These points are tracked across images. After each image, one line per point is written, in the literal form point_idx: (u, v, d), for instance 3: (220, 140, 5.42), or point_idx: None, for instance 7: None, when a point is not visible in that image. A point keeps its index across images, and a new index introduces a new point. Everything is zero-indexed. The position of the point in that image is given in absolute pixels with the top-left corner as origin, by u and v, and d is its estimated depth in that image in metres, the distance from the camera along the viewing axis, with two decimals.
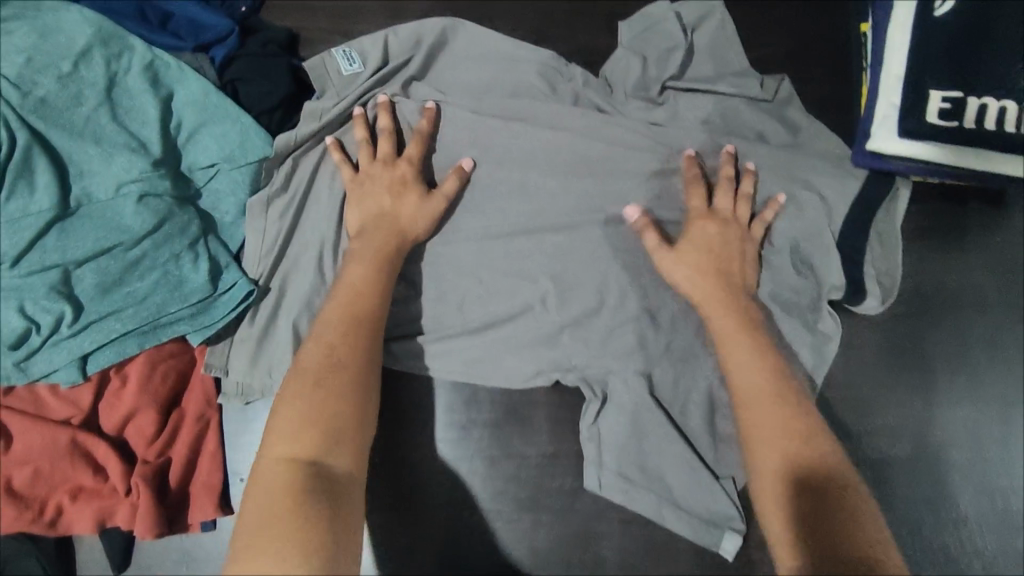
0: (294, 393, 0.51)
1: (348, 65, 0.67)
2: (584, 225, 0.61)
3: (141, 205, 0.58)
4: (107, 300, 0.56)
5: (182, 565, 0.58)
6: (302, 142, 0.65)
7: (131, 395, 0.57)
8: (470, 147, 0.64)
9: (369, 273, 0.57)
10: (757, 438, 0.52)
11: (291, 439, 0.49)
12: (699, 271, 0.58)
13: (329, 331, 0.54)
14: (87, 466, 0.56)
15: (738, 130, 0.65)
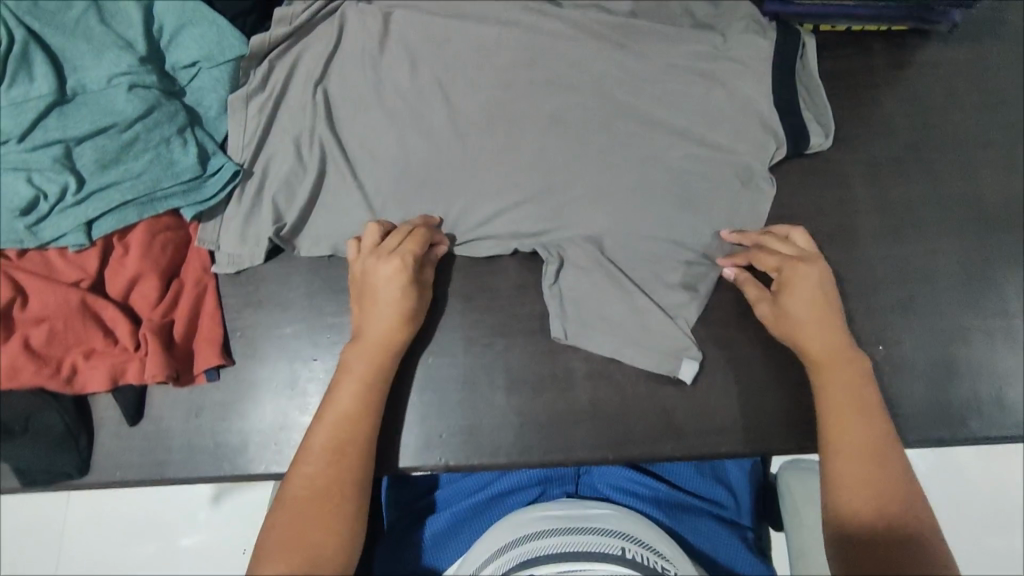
0: (314, 446, 0.53)
1: None
2: (534, 93, 0.68)
3: (131, 93, 0.64)
4: (106, 175, 0.62)
5: (189, 415, 0.63)
6: (275, 44, 0.70)
7: (133, 260, 0.63)
8: (427, 36, 0.71)
9: (384, 345, 0.58)
10: (839, 404, 0.55)
11: (291, 519, 0.50)
12: (810, 291, 0.58)
13: (351, 380, 0.56)
14: (97, 326, 0.61)
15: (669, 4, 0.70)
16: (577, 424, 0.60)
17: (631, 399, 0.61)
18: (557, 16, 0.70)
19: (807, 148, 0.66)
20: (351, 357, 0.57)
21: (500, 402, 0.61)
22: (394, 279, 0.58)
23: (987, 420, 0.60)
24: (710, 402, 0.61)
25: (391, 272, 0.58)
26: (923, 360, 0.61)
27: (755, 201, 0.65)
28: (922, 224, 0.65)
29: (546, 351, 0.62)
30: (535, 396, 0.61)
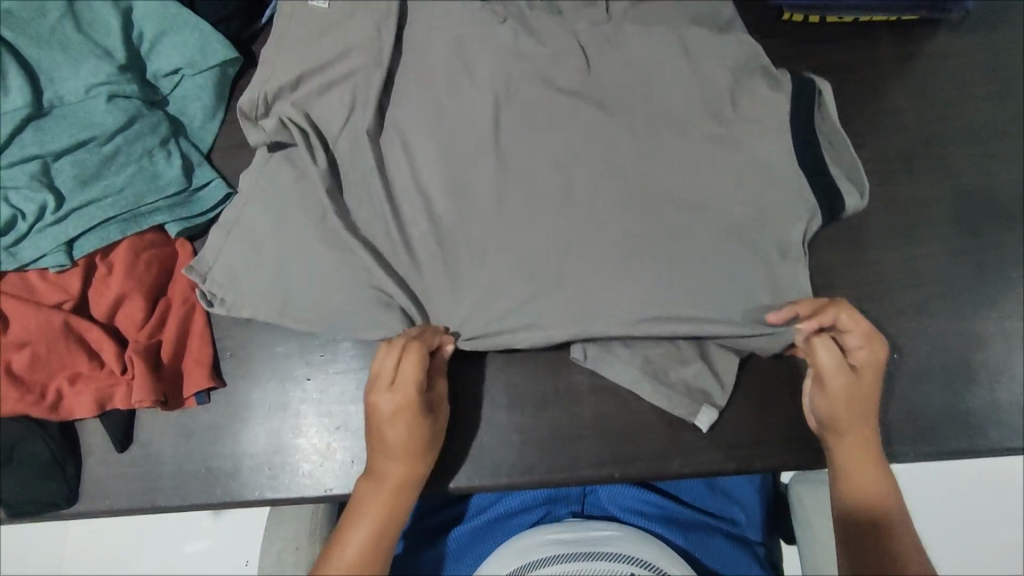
0: (335, 572, 0.50)
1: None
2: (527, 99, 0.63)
3: (111, 104, 0.61)
4: (86, 191, 0.60)
5: (180, 439, 0.61)
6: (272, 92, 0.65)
7: (117, 280, 0.60)
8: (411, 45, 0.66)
9: (407, 464, 0.53)
10: (865, 525, 0.50)
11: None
12: (860, 386, 0.54)
13: (360, 524, 0.52)
14: (81, 351, 0.59)
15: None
16: (581, 441, 0.58)
17: (636, 414, 0.59)
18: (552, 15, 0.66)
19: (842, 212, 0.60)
20: (388, 472, 0.53)
21: (501, 419, 0.59)
22: (402, 398, 0.53)
23: (1008, 427, 0.57)
24: (718, 415, 0.58)
25: (398, 380, 0.53)
26: (939, 366, 0.59)
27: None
28: (937, 222, 0.62)
29: (546, 365, 0.60)
30: (536, 413, 0.59)
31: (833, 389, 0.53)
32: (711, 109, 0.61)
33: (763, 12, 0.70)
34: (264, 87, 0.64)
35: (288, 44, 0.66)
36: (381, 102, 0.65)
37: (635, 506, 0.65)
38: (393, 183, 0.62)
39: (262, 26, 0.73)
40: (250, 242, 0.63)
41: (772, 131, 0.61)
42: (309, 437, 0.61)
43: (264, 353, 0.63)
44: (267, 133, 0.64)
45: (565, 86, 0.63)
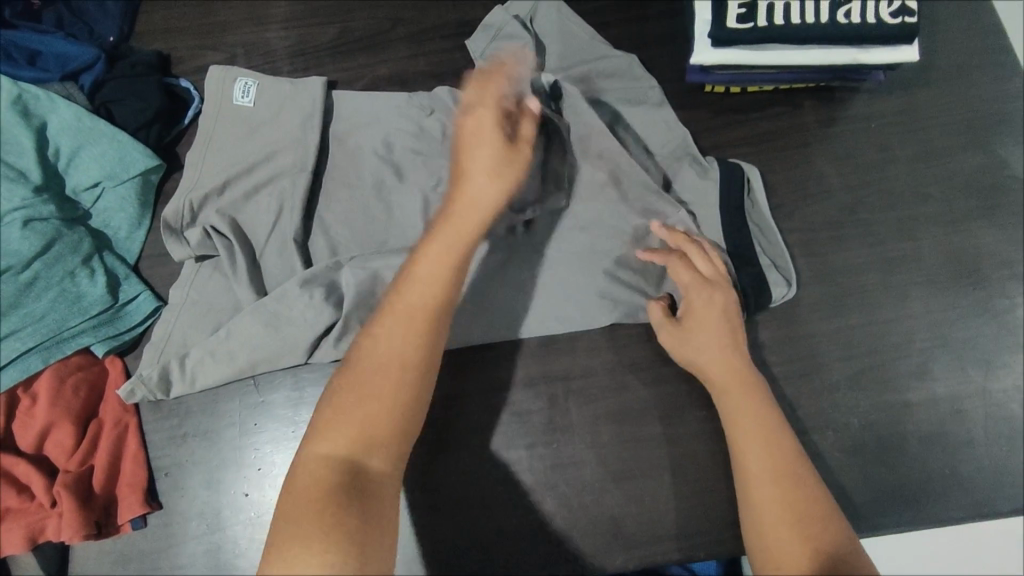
0: (364, 366, 0.49)
1: (241, 95, 0.68)
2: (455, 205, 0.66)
3: (27, 229, 0.60)
4: (5, 322, 0.59)
5: (117, 567, 0.60)
6: (201, 198, 0.65)
7: (43, 410, 0.59)
8: (343, 152, 0.69)
9: (442, 277, 0.52)
10: (739, 435, 0.54)
11: (336, 434, 0.47)
12: (709, 357, 0.57)
13: (398, 301, 0.51)
14: (8, 486, 0.58)
15: (589, 92, 0.69)
16: (523, 541, 0.58)
17: (577, 509, 0.58)
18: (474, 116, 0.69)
19: (768, 303, 0.61)
20: (424, 273, 0.52)
21: (442, 524, 0.58)
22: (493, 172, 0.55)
23: (943, 499, 0.58)
24: (657, 506, 0.58)
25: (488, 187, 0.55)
26: (874, 441, 0.59)
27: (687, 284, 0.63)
28: (865, 291, 0.63)
29: (485, 463, 0.60)
30: (478, 515, 0.59)
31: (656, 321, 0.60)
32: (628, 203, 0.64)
33: (686, 83, 0.70)
34: (190, 196, 0.65)
35: (209, 156, 0.67)
36: (308, 203, 0.66)
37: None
38: None
39: (186, 127, 0.72)
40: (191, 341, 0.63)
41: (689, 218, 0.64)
42: (246, 555, 0.60)
43: (195, 471, 0.62)
44: (193, 247, 0.64)
45: None
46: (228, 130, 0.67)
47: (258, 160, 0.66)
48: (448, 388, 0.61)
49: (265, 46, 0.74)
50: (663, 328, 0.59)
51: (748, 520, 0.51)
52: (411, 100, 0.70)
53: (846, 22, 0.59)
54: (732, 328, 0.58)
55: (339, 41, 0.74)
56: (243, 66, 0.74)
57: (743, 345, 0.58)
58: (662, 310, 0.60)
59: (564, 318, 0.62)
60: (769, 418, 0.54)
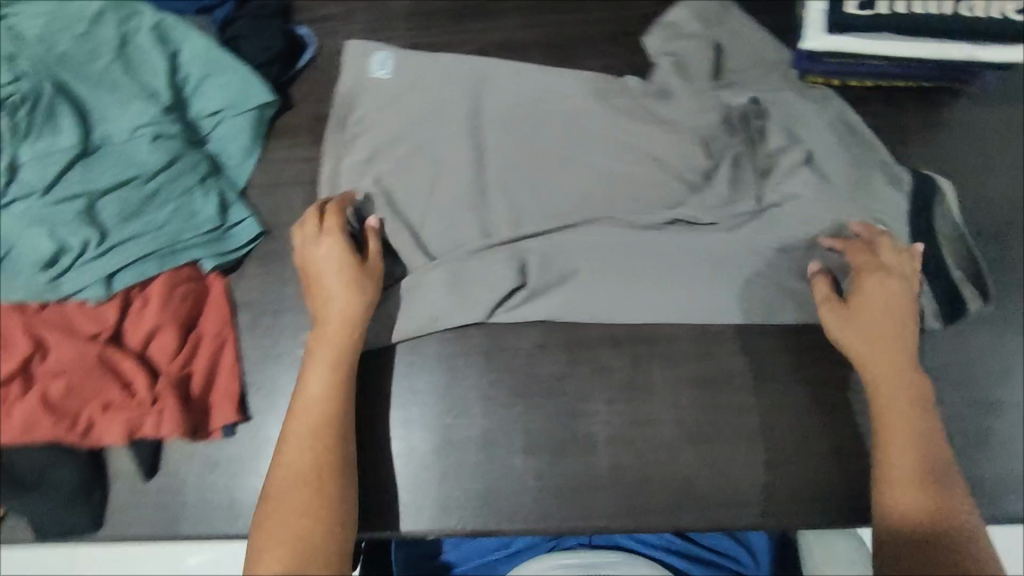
0: (285, 488, 0.54)
1: (375, 65, 0.72)
2: (554, 167, 0.69)
3: (155, 144, 0.64)
4: (128, 227, 0.62)
5: (204, 470, 0.63)
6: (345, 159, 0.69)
7: (154, 312, 0.62)
8: (451, 105, 0.71)
9: (333, 371, 0.58)
10: (893, 430, 0.57)
11: (276, 540, 0.51)
12: (869, 347, 0.60)
13: (303, 403, 0.57)
14: (113, 380, 0.60)
15: (690, 76, 0.72)
16: (595, 490, 0.59)
17: (649, 465, 0.60)
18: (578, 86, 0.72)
19: (956, 314, 0.64)
20: (314, 378, 0.58)
21: (518, 464, 0.60)
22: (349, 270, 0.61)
23: None
24: (728, 470, 0.60)
25: (331, 250, 0.61)
26: (940, 428, 0.62)
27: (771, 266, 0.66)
28: (949, 289, 0.64)
29: (564, 412, 0.62)
30: (552, 460, 0.60)
31: (820, 296, 0.63)
32: (715, 186, 0.68)
33: (787, 73, 0.72)
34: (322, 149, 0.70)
35: (367, 111, 0.71)
36: (415, 151, 0.70)
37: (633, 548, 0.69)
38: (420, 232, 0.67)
39: (302, 69, 0.75)
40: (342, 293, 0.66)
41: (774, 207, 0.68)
42: None
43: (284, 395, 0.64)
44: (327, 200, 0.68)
45: (584, 155, 0.70)
46: (389, 90, 0.72)
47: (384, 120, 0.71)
48: (534, 336, 0.64)
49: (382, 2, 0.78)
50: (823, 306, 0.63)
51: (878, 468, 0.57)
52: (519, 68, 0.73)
53: (965, 14, 0.61)
54: (903, 321, 0.61)
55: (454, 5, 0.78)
56: (360, 19, 0.77)
57: (911, 335, 0.61)
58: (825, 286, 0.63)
59: (674, 293, 0.65)
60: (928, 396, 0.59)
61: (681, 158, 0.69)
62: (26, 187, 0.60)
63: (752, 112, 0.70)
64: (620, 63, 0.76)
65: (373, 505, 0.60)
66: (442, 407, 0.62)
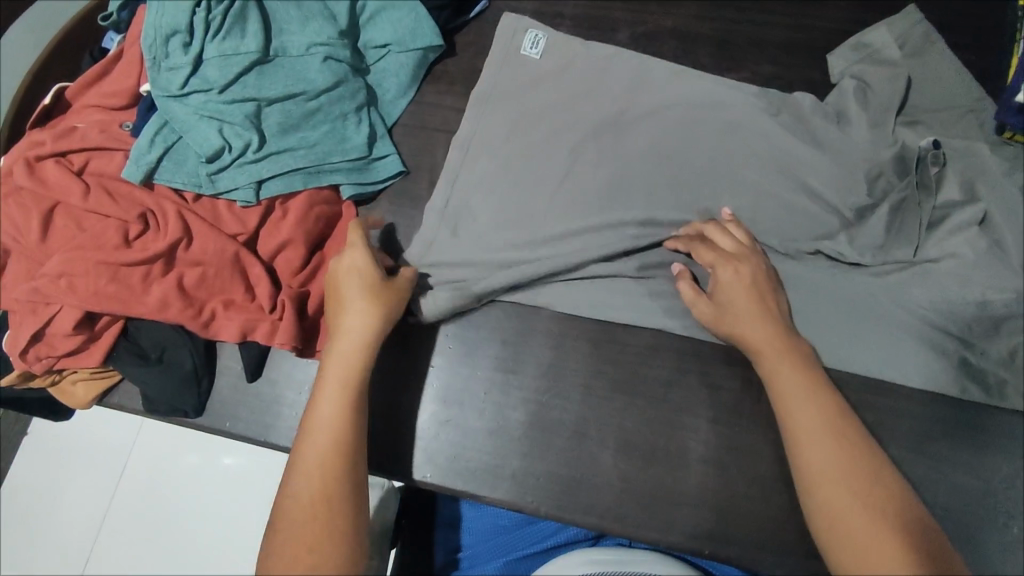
0: (296, 497, 0.50)
1: (530, 47, 0.71)
2: (705, 169, 0.66)
3: (325, 64, 0.66)
4: (285, 138, 0.64)
5: (303, 386, 0.64)
6: (485, 123, 0.69)
7: (288, 226, 0.64)
8: (613, 85, 0.70)
9: (344, 392, 0.54)
10: (811, 461, 0.50)
11: (289, 561, 0.47)
12: (754, 334, 0.56)
13: (316, 418, 0.53)
14: (241, 281, 0.63)
15: (878, 101, 0.66)
16: (680, 506, 0.57)
17: (743, 496, 0.57)
18: (750, 90, 0.68)
19: None
20: (326, 397, 0.53)
21: (605, 460, 0.59)
22: (375, 286, 0.57)
23: None
24: None
25: (360, 260, 0.58)
26: None
27: (918, 324, 0.61)
28: None
29: (664, 419, 0.60)
30: (642, 465, 0.59)
31: (686, 294, 0.60)
32: (879, 226, 0.63)
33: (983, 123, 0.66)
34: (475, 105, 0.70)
35: (524, 78, 0.71)
36: (567, 123, 0.68)
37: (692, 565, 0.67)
38: (555, 205, 0.66)
39: (470, 19, 0.75)
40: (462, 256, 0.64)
41: (940, 260, 0.61)
42: (416, 430, 0.61)
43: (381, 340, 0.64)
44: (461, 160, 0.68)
45: (739, 162, 0.66)
46: (549, 64, 0.71)
47: (541, 88, 0.70)
48: (649, 336, 0.63)
49: None
50: (747, 285, 0.58)
51: (804, 485, 0.50)
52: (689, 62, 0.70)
53: None
54: (769, 301, 0.58)
55: None
56: None
57: (778, 313, 0.58)
58: (713, 254, 0.60)
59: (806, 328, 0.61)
60: (847, 429, 0.51)
61: (843, 188, 0.65)
62: (206, 80, 0.62)
63: (930, 155, 0.63)
64: (797, 74, 0.71)
65: (456, 462, 0.60)
66: (543, 383, 0.62)
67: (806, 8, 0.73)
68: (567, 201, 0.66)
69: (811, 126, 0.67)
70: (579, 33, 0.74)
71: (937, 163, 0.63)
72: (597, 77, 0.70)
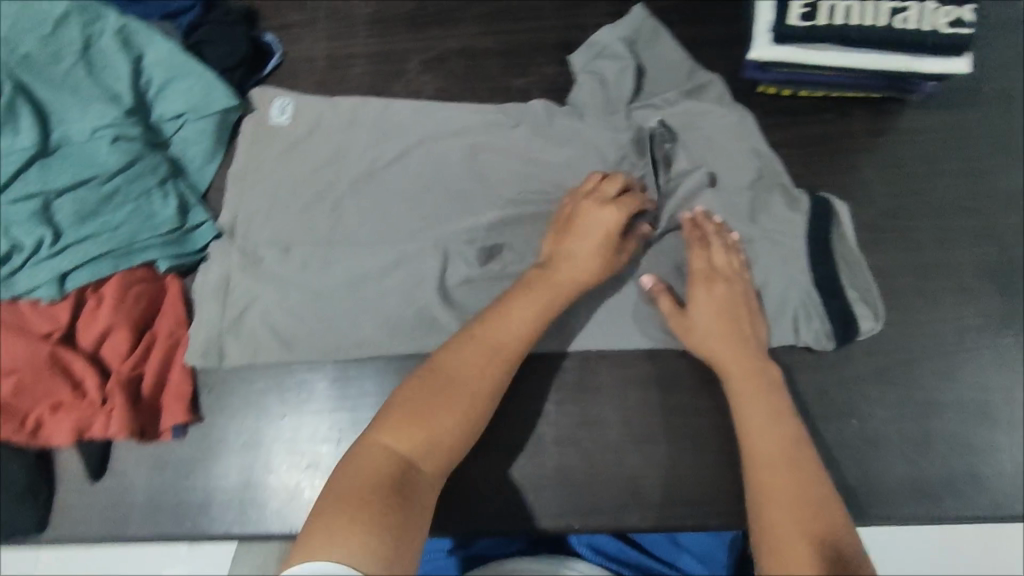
0: (399, 405, 0.53)
1: (281, 113, 0.73)
2: (508, 171, 0.70)
3: (114, 145, 0.64)
4: (83, 228, 0.63)
5: (153, 471, 0.63)
6: (291, 180, 0.71)
7: (105, 313, 0.63)
8: (407, 108, 0.73)
9: (537, 315, 0.58)
10: (764, 485, 0.51)
11: (379, 445, 0.50)
12: (725, 354, 0.58)
13: (506, 323, 0.57)
14: (64, 379, 0.61)
15: (649, 80, 0.72)
16: (543, 490, 0.60)
17: (600, 467, 0.60)
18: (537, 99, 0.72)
19: (857, 336, 0.61)
20: (521, 316, 0.57)
21: (466, 466, 0.60)
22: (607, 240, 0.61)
23: (961, 499, 0.59)
24: (678, 472, 0.60)
25: (608, 220, 0.61)
26: (894, 434, 0.61)
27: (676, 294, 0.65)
28: (898, 293, 0.65)
29: (515, 415, 0.62)
30: (501, 461, 0.60)
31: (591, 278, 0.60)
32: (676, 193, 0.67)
33: (741, 81, 0.73)
34: (276, 161, 0.71)
35: (323, 123, 0.73)
36: (373, 156, 0.71)
37: (606, 549, 0.70)
38: (373, 233, 0.68)
39: (266, 75, 0.77)
40: (293, 312, 0.65)
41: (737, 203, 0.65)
42: (282, 480, 0.62)
43: (226, 405, 0.65)
44: (274, 225, 0.69)
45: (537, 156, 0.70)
46: (344, 104, 0.73)
47: (340, 128, 0.72)
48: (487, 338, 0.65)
49: (346, 8, 0.80)
50: (602, 230, 0.61)
51: (752, 500, 0.51)
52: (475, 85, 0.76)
53: (902, 28, 0.60)
54: (745, 322, 0.59)
55: (416, 13, 0.79)
56: (324, 28, 0.79)
57: (753, 337, 0.59)
58: (705, 264, 0.61)
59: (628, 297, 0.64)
60: (801, 456, 0.52)
61: None
62: None
63: (658, 133, 0.69)
64: None
65: None
66: None
67: (575, 7, 0.79)
68: (388, 230, 0.68)
69: (592, 113, 0.70)
70: (374, 68, 0.77)
71: (667, 140, 0.68)
72: (391, 107, 0.73)
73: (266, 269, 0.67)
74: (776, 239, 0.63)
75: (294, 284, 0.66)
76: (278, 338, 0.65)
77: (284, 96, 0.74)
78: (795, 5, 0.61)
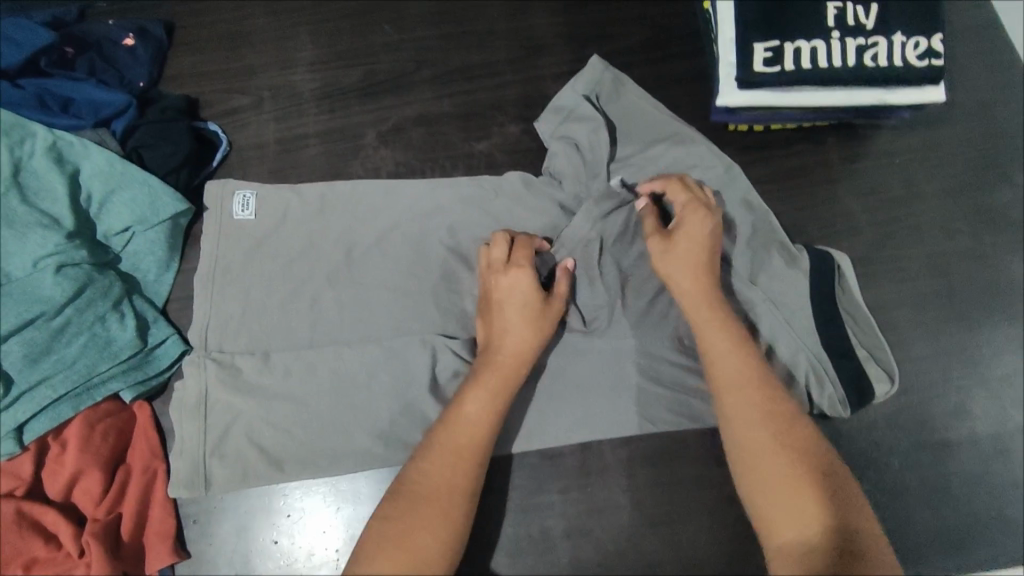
0: (387, 518, 0.50)
1: (240, 210, 0.69)
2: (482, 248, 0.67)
3: (59, 275, 0.60)
4: (36, 370, 0.59)
5: None
6: (255, 281, 0.66)
7: (71, 457, 0.59)
8: (368, 189, 0.70)
9: (494, 399, 0.55)
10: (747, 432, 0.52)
11: (369, 562, 0.47)
12: (690, 256, 0.59)
13: (472, 416, 0.54)
14: (36, 535, 0.57)
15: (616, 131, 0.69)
16: None
17: (615, 555, 0.58)
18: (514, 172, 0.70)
19: (871, 400, 0.59)
20: (476, 404, 0.55)
21: (476, 573, 0.57)
22: (531, 299, 0.58)
23: (988, 540, 0.58)
24: (696, 549, 0.58)
25: (519, 278, 0.59)
26: (912, 480, 0.59)
27: (677, 372, 0.61)
28: (896, 328, 0.63)
29: (521, 511, 0.59)
30: (511, 562, 0.58)
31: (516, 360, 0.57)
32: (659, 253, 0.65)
33: (709, 121, 0.71)
34: (235, 262, 0.67)
35: (281, 215, 0.69)
36: (340, 245, 0.68)
37: None
38: (349, 329, 0.65)
39: (214, 169, 0.73)
40: (276, 427, 0.61)
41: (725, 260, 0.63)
42: None
43: (214, 535, 0.61)
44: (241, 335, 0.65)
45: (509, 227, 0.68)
46: (303, 192, 0.70)
47: (301, 218, 0.69)
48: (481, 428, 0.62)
49: (289, 86, 0.76)
50: (517, 291, 0.58)
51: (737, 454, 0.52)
52: (436, 153, 0.73)
53: (872, 65, 0.59)
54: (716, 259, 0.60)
55: (364, 83, 0.76)
56: (270, 110, 0.75)
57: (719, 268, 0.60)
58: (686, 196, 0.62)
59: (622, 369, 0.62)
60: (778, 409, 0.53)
61: None
62: None
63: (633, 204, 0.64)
64: None
65: None
66: None
67: (529, 59, 0.76)
68: (365, 324, 0.65)
69: (565, 177, 0.68)
70: (328, 147, 0.74)
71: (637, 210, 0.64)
72: (353, 190, 0.70)
73: (242, 384, 0.63)
74: (778, 304, 0.62)
75: (272, 396, 0.62)
76: (263, 457, 0.61)
77: (243, 193, 0.69)
78: (759, 48, 0.59)
